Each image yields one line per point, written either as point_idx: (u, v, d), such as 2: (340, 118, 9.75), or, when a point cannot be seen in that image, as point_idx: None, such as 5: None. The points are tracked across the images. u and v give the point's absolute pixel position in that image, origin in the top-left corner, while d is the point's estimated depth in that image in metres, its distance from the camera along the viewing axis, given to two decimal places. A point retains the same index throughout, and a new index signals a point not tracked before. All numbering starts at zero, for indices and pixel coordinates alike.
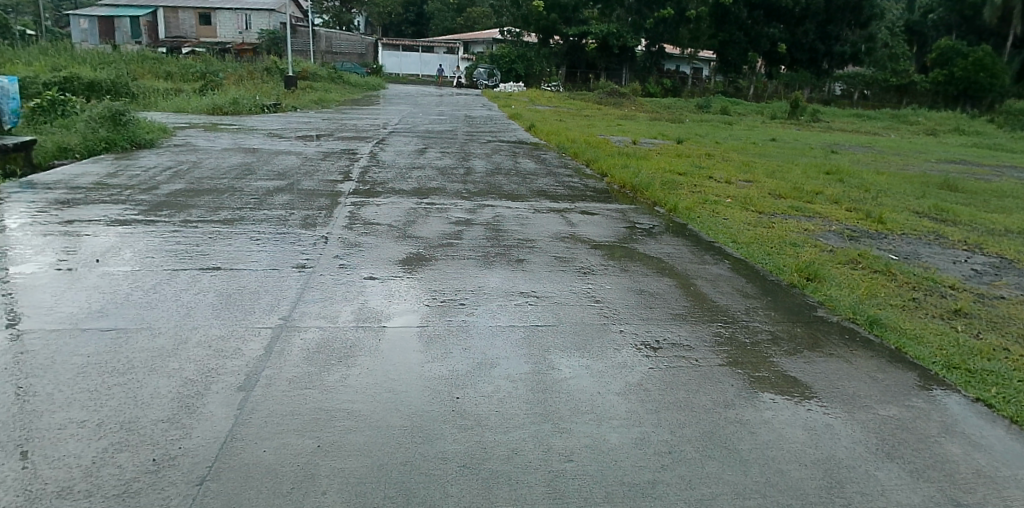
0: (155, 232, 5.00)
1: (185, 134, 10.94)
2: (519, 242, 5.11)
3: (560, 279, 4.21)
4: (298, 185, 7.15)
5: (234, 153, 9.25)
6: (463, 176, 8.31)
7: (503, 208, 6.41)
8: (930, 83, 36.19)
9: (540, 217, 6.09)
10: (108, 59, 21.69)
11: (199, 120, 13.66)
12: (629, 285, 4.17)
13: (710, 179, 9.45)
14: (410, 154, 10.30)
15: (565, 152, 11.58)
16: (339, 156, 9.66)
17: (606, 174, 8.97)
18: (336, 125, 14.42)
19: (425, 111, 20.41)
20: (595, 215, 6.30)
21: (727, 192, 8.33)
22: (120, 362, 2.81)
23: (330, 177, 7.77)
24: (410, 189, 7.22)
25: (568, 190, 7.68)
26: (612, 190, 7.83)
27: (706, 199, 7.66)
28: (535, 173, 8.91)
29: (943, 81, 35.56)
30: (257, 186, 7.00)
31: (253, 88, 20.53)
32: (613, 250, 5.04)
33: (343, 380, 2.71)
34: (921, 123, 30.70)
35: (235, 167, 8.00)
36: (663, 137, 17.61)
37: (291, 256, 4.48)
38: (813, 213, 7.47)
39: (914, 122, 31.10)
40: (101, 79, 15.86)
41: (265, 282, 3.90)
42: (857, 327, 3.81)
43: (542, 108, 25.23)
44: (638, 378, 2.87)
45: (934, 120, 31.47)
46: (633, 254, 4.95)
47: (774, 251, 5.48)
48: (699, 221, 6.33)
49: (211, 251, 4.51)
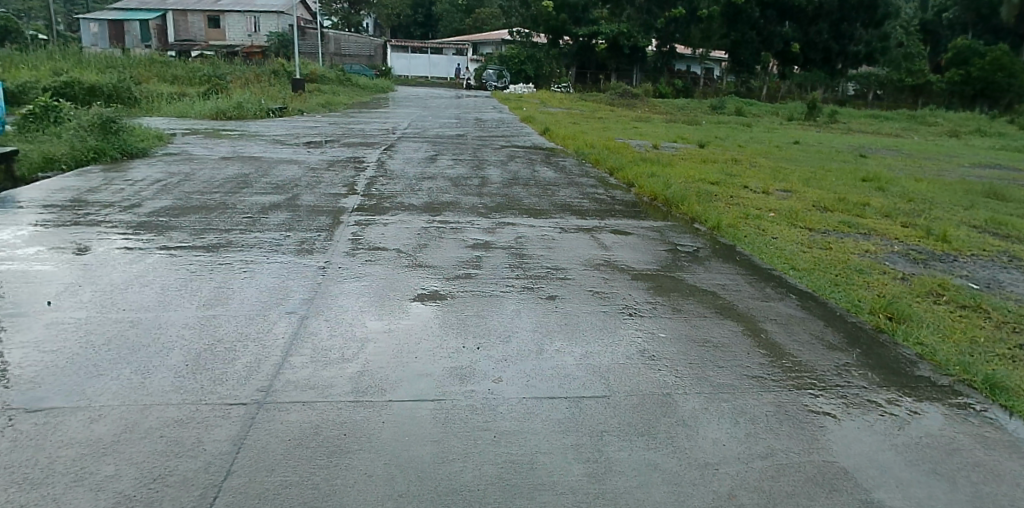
0: (126, 260, 4.30)
1: (182, 141, 10.30)
2: (549, 272, 4.40)
3: (601, 324, 3.49)
4: (298, 199, 6.45)
5: (231, 162, 8.55)
6: (479, 188, 7.59)
7: (526, 226, 5.69)
8: (944, 83, 35.21)
9: (568, 239, 5.35)
10: (113, 64, 21.04)
11: (199, 125, 13.01)
12: (687, 334, 3.44)
13: (745, 188, 8.76)
14: (421, 162, 9.58)
15: (585, 157, 10.90)
16: (344, 164, 8.98)
17: (633, 183, 8.29)
18: (343, 130, 13.74)
19: (436, 114, 19.66)
20: (629, 235, 5.56)
21: (767, 204, 7.62)
22: (36, 467, 2.10)
23: (333, 189, 7.07)
24: (421, 204, 6.51)
25: (595, 203, 6.98)
26: (642, 203, 7.13)
27: (747, 212, 6.98)
28: (556, 183, 8.21)
29: (959, 80, 34.66)
30: (252, 201, 6.30)
31: (259, 91, 19.90)
32: (659, 281, 4.32)
33: (334, 497, 2.00)
34: (941, 124, 29.80)
35: (231, 179, 7.32)
36: (684, 141, 16.86)
37: (279, 291, 3.76)
38: (869, 230, 6.74)
39: (934, 123, 30.22)
40: (101, 83, 15.22)
41: (245, 332, 3.19)
42: (975, 393, 3.06)
43: (555, 110, 24.48)
44: (728, 487, 2.17)
45: (955, 121, 30.56)
46: (682, 287, 4.21)
47: (841, 281, 4.78)
48: (748, 242, 5.63)
49: (184, 287, 3.80)
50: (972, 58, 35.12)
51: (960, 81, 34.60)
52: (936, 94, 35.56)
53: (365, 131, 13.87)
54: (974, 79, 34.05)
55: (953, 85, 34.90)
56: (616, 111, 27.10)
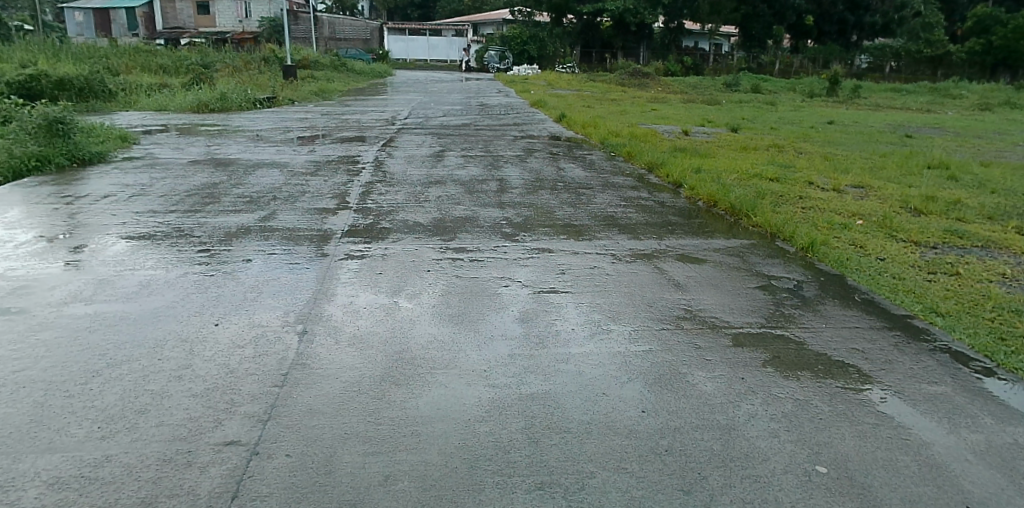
0: (6, 333, 2.99)
1: (152, 141, 9.03)
2: (614, 333, 3.10)
3: (721, 451, 2.23)
4: (274, 219, 5.18)
5: (202, 168, 7.27)
6: (497, 195, 6.28)
7: (566, 253, 4.41)
8: (964, 53, 33.45)
9: (625, 272, 4.03)
10: (93, 54, 19.73)
11: (176, 121, 11.73)
12: (858, 470, 2.19)
13: (811, 185, 7.49)
14: (425, 160, 8.28)
15: (615, 148, 9.62)
16: (337, 166, 7.71)
17: (680, 182, 7.04)
18: (337, 122, 12.43)
19: (440, 100, 18.31)
20: (702, 263, 4.27)
21: (847, 208, 6.39)
22: None
23: (319, 202, 5.81)
24: (429, 222, 5.21)
25: (641, 213, 5.70)
26: (700, 210, 5.87)
27: (831, 222, 5.72)
28: (587, 184, 6.93)
29: (981, 50, 32.85)
30: (217, 223, 5.03)
31: (247, 80, 18.56)
32: (777, 352, 3.02)
33: None
34: (967, 97, 28.18)
35: (196, 192, 6.04)
36: (713, 124, 15.48)
37: (223, 393, 2.50)
38: (986, 241, 5.45)
39: (958, 95, 28.62)
40: (71, 75, 13.99)
41: (151, 498, 1.94)
42: None
43: (565, 93, 23.07)
44: None
45: (981, 93, 28.96)
46: (814, 365, 2.91)
47: (1010, 329, 3.51)
48: (856, 269, 4.38)
49: (79, 387, 2.53)
50: (993, 26, 33.31)
51: (981, 51, 32.83)
52: (957, 64, 33.76)
53: (362, 122, 12.58)
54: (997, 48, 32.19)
55: (973, 55, 33.14)
56: (629, 91, 25.63)
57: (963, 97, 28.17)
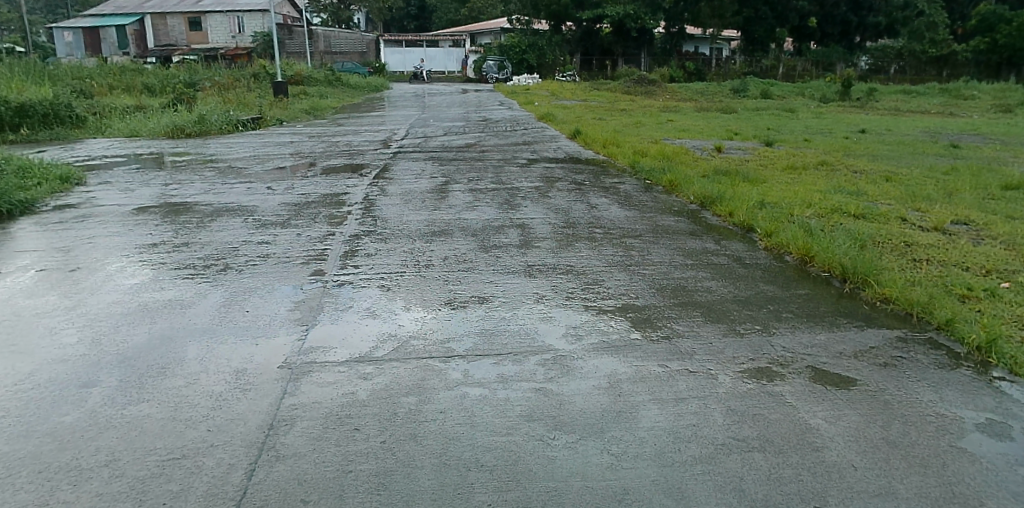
0: None
1: (103, 180, 7.60)
2: None
3: None
4: (216, 306, 3.71)
5: (148, 219, 5.82)
6: (520, 252, 4.81)
7: (640, 367, 2.93)
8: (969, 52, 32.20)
9: (746, 416, 2.53)
10: (68, 73, 18.37)
11: (142, 150, 10.35)
12: None
13: (906, 223, 6.00)
14: (427, 197, 6.84)
15: (649, 173, 8.15)
16: (319, 210, 6.26)
17: (750, 227, 5.52)
18: (325, 146, 10.97)
19: (440, 116, 16.92)
20: (852, 389, 2.78)
21: (973, 259, 4.88)
22: None
23: (286, 272, 4.35)
24: (433, 306, 3.73)
25: (717, 278, 4.23)
26: (795, 273, 4.36)
27: (972, 287, 4.22)
28: (630, 230, 5.45)
29: (985, 49, 31.62)
30: (137, 316, 3.56)
31: (233, 99, 17.20)
32: None
33: None
34: (979, 97, 26.85)
35: (124, 260, 4.60)
36: (743, 137, 14.04)
37: None
38: None
39: (971, 95, 27.21)
40: (34, 101, 12.65)
41: None
42: None
43: (571, 104, 21.59)
44: None
45: (994, 93, 27.53)
46: None
47: None
48: None
49: None
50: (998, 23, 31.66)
51: (986, 49, 31.58)
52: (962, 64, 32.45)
53: (353, 145, 11.15)
54: (1002, 47, 30.87)
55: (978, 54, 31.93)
56: (638, 101, 24.17)
57: (975, 98, 26.72)
